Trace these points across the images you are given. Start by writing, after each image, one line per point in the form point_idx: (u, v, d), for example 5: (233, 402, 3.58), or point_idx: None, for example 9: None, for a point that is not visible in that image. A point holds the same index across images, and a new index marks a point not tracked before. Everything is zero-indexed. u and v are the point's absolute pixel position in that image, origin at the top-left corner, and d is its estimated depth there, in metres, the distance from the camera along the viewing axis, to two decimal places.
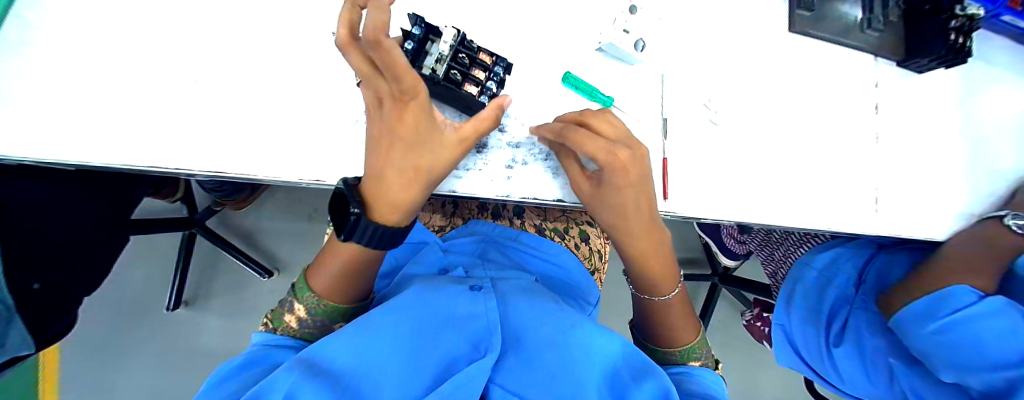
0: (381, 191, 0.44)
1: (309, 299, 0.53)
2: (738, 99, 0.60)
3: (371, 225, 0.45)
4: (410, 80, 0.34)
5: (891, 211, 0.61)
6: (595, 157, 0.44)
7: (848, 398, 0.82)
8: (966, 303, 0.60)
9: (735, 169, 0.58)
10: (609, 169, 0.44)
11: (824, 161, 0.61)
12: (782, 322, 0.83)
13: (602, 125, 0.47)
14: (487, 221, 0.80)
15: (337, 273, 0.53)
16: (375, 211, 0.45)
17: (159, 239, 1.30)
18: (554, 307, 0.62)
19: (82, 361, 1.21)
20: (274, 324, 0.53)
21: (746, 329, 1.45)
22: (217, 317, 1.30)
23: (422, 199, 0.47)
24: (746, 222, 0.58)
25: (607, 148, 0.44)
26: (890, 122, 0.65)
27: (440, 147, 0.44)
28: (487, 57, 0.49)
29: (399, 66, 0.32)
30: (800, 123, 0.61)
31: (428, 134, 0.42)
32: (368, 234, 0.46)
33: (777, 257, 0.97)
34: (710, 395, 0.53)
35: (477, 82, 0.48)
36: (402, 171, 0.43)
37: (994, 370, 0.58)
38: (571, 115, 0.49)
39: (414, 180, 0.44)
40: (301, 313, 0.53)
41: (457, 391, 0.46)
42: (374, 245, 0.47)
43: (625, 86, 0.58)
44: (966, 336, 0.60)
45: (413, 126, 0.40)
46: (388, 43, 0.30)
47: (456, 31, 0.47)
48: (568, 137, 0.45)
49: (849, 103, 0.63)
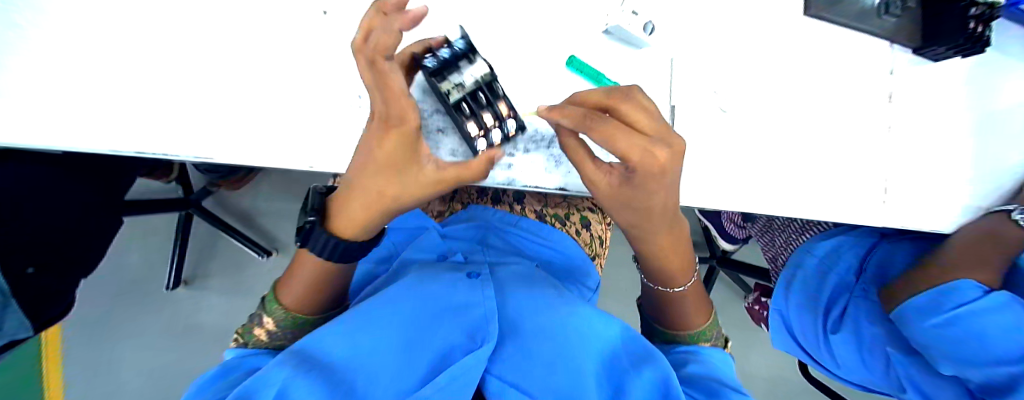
0: (347, 204, 0.48)
1: (278, 314, 0.54)
2: (751, 86, 0.58)
3: (322, 234, 0.50)
4: (398, 111, 0.33)
5: (900, 203, 0.60)
6: (627, 156, 0.37)
7: (841, 381, 0.84)
8: (972, 298, 0.60)
9: (744, 158, 0.57)
10: (640, 170, 0.38)
11: (835, 150, 0.59)
12: (780, 307, 0.83)
13: (635, 114, 0.39)
14: (487, 206, 0.79)
15: (306, 286, 0.54)
16: (338, 221, 0.50)
17: (152, 218, 1.28)
18: (553, 295, 0.60)
19: (84, 340, 1.22)
20: (245, 339, 0.54)
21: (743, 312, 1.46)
22: (217, 296, 1.31)
23: (377, 220, 0.49)
24: (753, 212, 0.57)
25: (645, 146, 0.37)
26: (903, 112, 0.62)
27: (413, 180, 0.42)
28: (506, 109, 0.47)
29: (391, 96, 0.32)
30: (812, 111, 0.59)
31: (401, 168, 0.41)
32: (319, 243, 0.50)
33: (778, 244, 0.96)
34: (719, 377, 0.54)
35: (483, 127, 0.46)
36: (370, 188, 0.44)
37: (996, 365, 0.59)
38: (596, 97, 0.42)
39: (381, 201, 0.45)
40: (269, 326, 0.53)
41: (453, 383, 0.47)
42: (327, 255, 0.51)
43: (633, 70, 0.56)
44: (972, 331, 0.60)
45: (387, 156, 0.39)
46: (384, 66, 0.29)
47: (489, 67, 0.45)
48: (595, 129, 0.38)
49: (863, 90, 0.61)
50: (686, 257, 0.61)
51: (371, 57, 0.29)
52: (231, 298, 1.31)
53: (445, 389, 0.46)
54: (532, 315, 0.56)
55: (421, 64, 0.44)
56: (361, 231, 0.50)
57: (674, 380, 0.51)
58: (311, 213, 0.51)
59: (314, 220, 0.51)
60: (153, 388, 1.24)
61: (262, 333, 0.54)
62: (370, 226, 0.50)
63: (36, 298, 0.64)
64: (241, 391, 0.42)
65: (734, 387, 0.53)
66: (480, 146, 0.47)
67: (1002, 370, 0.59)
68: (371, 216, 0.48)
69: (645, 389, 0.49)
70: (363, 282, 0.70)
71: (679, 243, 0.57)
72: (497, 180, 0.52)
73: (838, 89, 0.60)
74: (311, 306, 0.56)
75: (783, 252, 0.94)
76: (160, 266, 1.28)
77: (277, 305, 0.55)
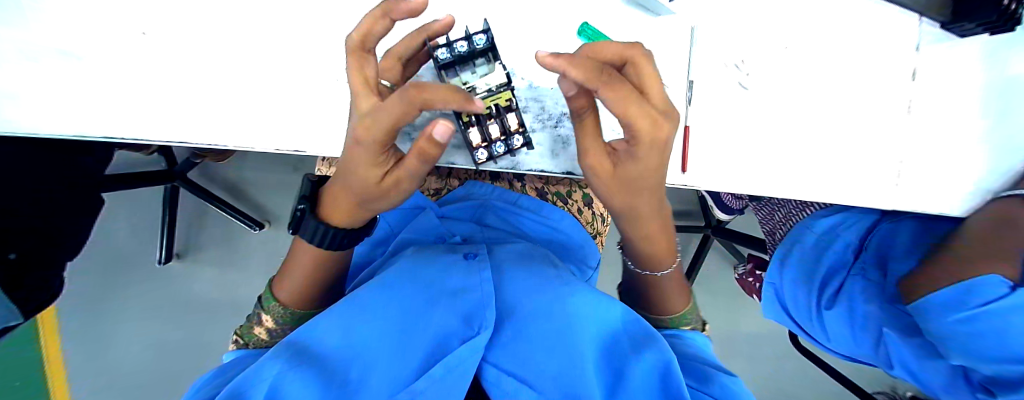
0: (330, 199, 0.47)
1: (275, 310, 0.53)
2: (771, 58, 0.55)
3: (312, 220, 0.48)
4: (391, 133, 0.37)
5: (914, 184, 0.58)
6: (634, 124, 0.36)
7: (831, 351, 0.86)
8: (997, 295, 0.53)
9: (760, 137, 0.55)
10: (643, 141, 0.37)
11: (853, 129, 0.57)
12: (774, 281, 0.84)
13: (650, 72, 0.37)
14: (486, 183, 0.75)
15: (297, 281, 0.53)
16: (327, 209, 0.48)
17: (139, 192, 1.24)
18: (552, 274, 0.59)
19: (82, 314, 1.21)
20: (245, 339, 0.53)
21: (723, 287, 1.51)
22: (211, 268, 1.29)
23: (355, 220, 0.48)
24: (768, 193, 0.56)
25: (653, 115, 0.36)
26: (927, 89, 0.58)
27: (375, 186, 0.42)
28: (514, 122, 0.43)
29: (391, 119, 0.36)
30: (833, 87, 0.57)
31: (363, 181, 0.42)
32: (310, 230, 0.48)
33: (777, 218, 0.95)
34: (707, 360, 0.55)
35: (486, 139, 0.44)
36: (344, 194, 0.45)
37: (1014, 363, 0.54)
38: (613, 51, 0.37)
39: (356, 206, 0.46)
40: (269, 324, 0.53)
41: (447, 376, 0.46)
42: (320, 243, 0.49)
43: (649, 41, 0.53)
44: (995, 329, 0.54)
45: (356, 160, 0.40)
46: (413, 111, 0.35)
47: (507, 80, 0.41)
48: (610, 84, 0.35)
49: (891, 63, 0.57)
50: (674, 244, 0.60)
51: (411, 97, 0.34)
52: (226, 270, 1.29)
53: (441, 381, 0.45)
54: (530, 297, 0.56)
55: (434, 55, 0.40)
56: (346, 222, 0.48)
57: (675, 362, 0.49)
58: (300, 200, 0.49)
59: (304, 208, 0.48)
60: (154, 359, 1.25)
61: (262, 332, 0.53)
62: (359, 215, 0.48)
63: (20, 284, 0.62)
64: (236, 385, 0.41)
65: (722, 368, 0.54)
66: (479, 156, 0.44)
67: (1017, 368, 0.54)
68: (353, 211, 0.47)
69: (644, 371, 0.49)
70: (360, 263, 0.69)
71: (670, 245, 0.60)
72: (500, 164, 0.50)
73: (864, 63, 0.57)
74: (308, 300, 0.55)
75: (781, 226, 0.93)
76: (151, 240, 1.25)
77: (276, 302, 0.54)
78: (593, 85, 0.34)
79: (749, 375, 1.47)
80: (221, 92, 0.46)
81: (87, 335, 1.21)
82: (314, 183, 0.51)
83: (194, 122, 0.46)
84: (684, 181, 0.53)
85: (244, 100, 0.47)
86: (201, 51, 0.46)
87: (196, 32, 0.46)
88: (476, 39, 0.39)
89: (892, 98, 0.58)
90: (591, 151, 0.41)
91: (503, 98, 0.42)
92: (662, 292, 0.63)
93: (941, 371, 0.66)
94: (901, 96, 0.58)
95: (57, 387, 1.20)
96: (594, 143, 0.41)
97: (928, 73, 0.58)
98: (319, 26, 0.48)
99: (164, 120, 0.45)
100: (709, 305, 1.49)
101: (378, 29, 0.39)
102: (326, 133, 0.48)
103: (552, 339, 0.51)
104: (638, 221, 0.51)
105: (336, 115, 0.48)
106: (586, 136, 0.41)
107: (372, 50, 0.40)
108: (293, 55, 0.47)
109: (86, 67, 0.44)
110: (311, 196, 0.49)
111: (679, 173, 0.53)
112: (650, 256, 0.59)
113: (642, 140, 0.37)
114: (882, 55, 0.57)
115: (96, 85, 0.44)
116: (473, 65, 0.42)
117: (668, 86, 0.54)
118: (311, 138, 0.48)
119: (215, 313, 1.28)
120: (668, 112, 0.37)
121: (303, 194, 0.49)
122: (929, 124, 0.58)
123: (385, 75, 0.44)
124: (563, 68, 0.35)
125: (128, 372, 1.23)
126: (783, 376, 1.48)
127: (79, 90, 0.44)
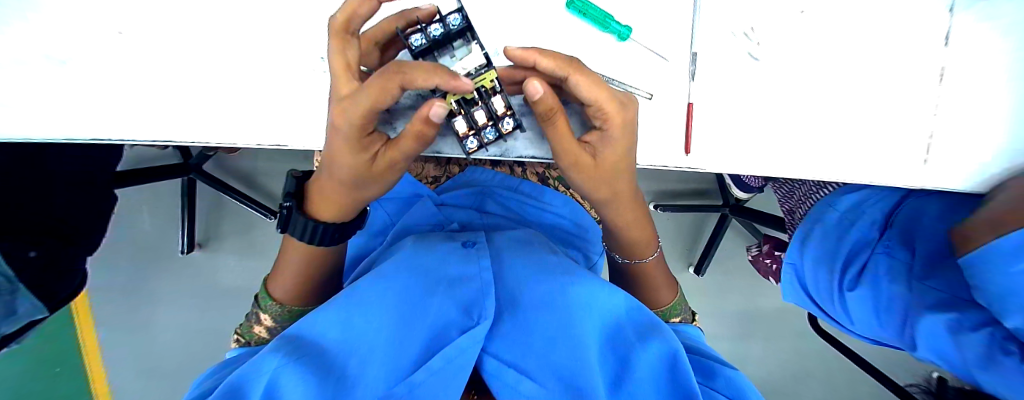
0: (320, 192, 0.46)
1: (273, 309, 0.54)
2: (783, 23, 0.51)
3: (302, 218, 0.46)
4: (371, 116, 0.36)
5: (946, 157, 0.53)
6: (604, 109, 0.40)
7: (853, 334, 0.81)
8: None
9: (770, 113, 0.51)
10: (621, 121, 0.41)
11: (876, 99, 0.52)
12: (794, 261, 0.79)
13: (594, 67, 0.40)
14: (486, 168, 0.73)
15: (295, 278, 0.54)
16: (318, 204, 0.47)
17: (159, 185, 1.29)
18: (554, 260, 0.59)
19: (113, 303, 1.27)
20: (246, 337, 0.55)
21: (742, 268, 1.46)
22: (230, 257, 1.33)
23: (348, 212, 0.47)
24: (780, 173, 0.52)
25: (620, 99, 0.40)
26: (969, 49, 0.52)
27: (365, 172, 0.41)
28: (501, 106, 0.40)
29: (369, 101, 0.34)
30: (853, 52, 0.52)
31: (350, 169, 0.40)
32: (299, 228, 0.47)
33: (797, 196, 0.90)
34: (709, 353, 0.56)
35: (474, 125, 0.41)
36: (332, 185, 0.44)
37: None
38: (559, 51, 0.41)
39: (351, 197, 0.45)
40: (267, 322, 0.54)
41: (448, 366, 0.44)
42: (313, 239, 0.47)
43: (647, 12, 0.50)
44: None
45: (339, 150, 0.39)
46: (389, 89, 0.34)
47: (487, 60, 0.38)
48: (574, 76, 0.38)
49: (921, 23, 0.52)
50: (655, 234, 0.63)
51: (389, 76, 0.33)
52: (245, 258, 1.33)
53: (440, 374, 0.44)
54: (532, 284, 0.54)
55: (409, 42, 0.38)
56: (336, 214, 0.47)
57: (682, 353, 0.48)
58: (287, 198, 0.47)
59: (288, 207, 0.47)
60: (185, 345, 1.30)
61: (261, 331, 0.55)
62: (351, 206, 0.46)
63: (46, 279, 0.63)
64: (236, 380, 0.41)
65: (726, 362, 0.52)
66: (469, 144, 0.41)
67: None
68: (345, 203, 0.46)
69: (647, 361, 0.48)
70: (360, 254, 0.68)
71: (648, 234, 0.61)
72: (490, 151, 0.48)
73: (892, 25, 0.52)
74: (304, 294, 0.56)
75: (800, 205, 0.89)
76: (172, 232, 1.30)
77: (272, 301, 0.55)
78: (564, 71, 0.38)
79: (766, 357, 1.44)
80: (204, 90, 0.46)
81: (119, 326, 1.27)
82: (298, 179, 0.49)
83: (178, 121, 0.46)
84: (689, 164, 0.51)
85: (228, 95, 0.46)
86: (185, 47, 0.45)
87: (173, 28, 0.45)
88: (451, 19, 0.37)
89: (925, 63, 0.52)
90: (570, 150, 0.41)
91: (487, 79, 0.38)
92: (649, 286, 0.66)
93: (975, 348, 0.57)
94: (935, 60, 0.52)
95: (96, 375, 1.26)
96: (571, 141, 0.40)
97: (968, 30, 0.52)
98: (301, 15, 0.47)
99: (153, 119, 0.45)
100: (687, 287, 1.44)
101: (364, 11, 0.37)
102: (309, 126, 0.48)
103: (553, 330, 0.49)
104: (616, 208, 0.53)
105: (319, 108, 0.47)
106: (561, 137, 0.40)
107: (357, 33, 0.38)
108: (274, 46, 0.47)
109: (73, 68, 0.44)
110: (298, 193, 0.48)
111: (684, 155, 0.50)
112: (630, 243, 0.61)
113: (614, 121, 0.41)
114: (912, 13, 0.52)
115: (80, 87, 0.44)
116: (451, 48, 0.40)
117: (668, 60, 0.50)
118: (295, 132, 0.48)
119: (238, 300, 1.32)
120: (627, 97, 0.42)
121: (289, 191, 0.48)
122: (970, 89, 0.52)
123: (365, 61, 0.44)
124: (534, 60, 0.38)
125: (161, 357, 1.29)
126: (803, 359, 1.44)
127: (67, 91, 0.44)
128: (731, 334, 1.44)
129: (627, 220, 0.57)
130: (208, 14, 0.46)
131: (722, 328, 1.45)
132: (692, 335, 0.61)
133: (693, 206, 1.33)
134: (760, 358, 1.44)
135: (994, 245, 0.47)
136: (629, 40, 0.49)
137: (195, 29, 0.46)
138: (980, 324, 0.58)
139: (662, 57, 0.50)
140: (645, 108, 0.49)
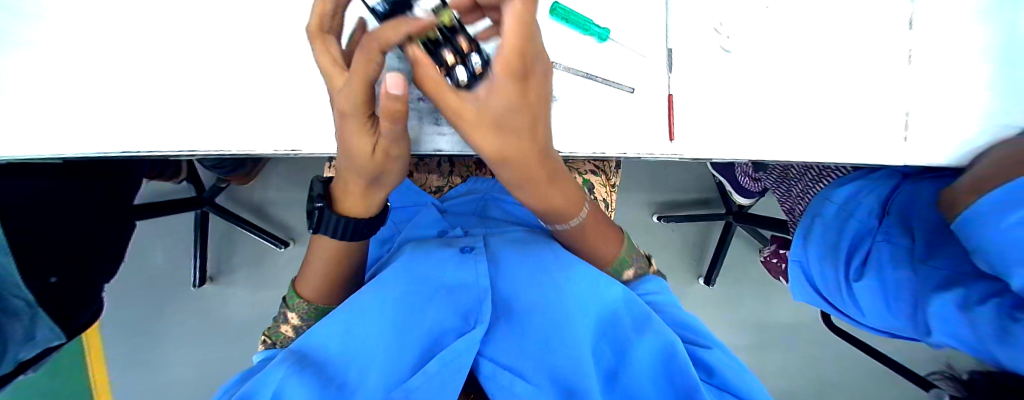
0: (342, 190, 0.48)
1: (301, 307, 0.56)
2: (752, 18, 0.54)
3: (334, 215, 0.49)
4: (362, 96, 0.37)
5: (925, 136, 0.55)
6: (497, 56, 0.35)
7: (867, 328, 0.80)
8: None
9: (747, 101, 0.53)
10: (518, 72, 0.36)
11: (850, 82, 0.54)
12: (799, 258, 0.81)
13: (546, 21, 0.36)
14: (487, 178, 0.75)
15: (325, 276, 0.56)
16: (341, 203, 0.49)
17: (174, 219, 1.33)
18: (549, 255, 0.58)
19: (125, 333, 1.28)
20: (274, 337, 0.57)
21: (753, 276, 1.44)
22: (243, 286, 1.35)
23: (369, 206, 0.49)
24: (765, 157, 0.54)
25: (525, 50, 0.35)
26: (932, 32, 0.55)
27: (373, 157, 0.42)
28: (465, 42, 0.39)
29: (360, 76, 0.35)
30: (822, 41, 0.55)
31: (364, 157, 0.42)
32: (333, 225, 0.50)
33: (795, 194, 0.92)
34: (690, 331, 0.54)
35: (444, 67, 0.39)
36: (352, 179, 0.46)
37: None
38: None
39: (370, 187, 0.47)
40: (294, 320, 0.56)
41: (444, 369, 0.45)
42: (342, 235, 0.51)
43: (622, 15, 0.53)
44: None
45: (353, 140, 0.41)
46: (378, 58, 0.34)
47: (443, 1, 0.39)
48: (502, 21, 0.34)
49: (883, 11, 0.55)
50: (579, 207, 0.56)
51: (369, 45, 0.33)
52: (257, 288, 1.35)
53: (438, 376, 0.45)
54: (528, 287, 0.54)
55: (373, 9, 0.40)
56: (363, 208, 0.50)
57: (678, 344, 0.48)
58: (319, 198, 0.50)
59: (322, 205, 0.50)
60: (192, 376, 1.30)
61: (289, 330, 0.57)
62: (371, 199, 0.49)
63: (65, 300, 0.66)
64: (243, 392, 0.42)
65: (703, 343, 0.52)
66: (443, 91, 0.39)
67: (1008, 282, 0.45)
68: (365, 194, 0.48)
69: (645, 354, 0.48)
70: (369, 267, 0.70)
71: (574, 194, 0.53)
72: None
73: (857, 14, 0.55)
74: (332, 295, 0.58)
75: (800, 202, 0.90)
76: (186, 265, 1.33)
77: (299, 300, 0.57)
78: None
79: (786, 367, 1.40)
80: (216, 106, 0.50)
81: (130, 359, 1.28)
82: (323, 182, 0.52)
83: (194, 136, 0.50)
84: (674, 151, 0.53)
85: (238, 109, 0.50)
86: (199, 68, 0.50)
87: (187, 52, 0.50)
88: None
89: (891, 47, 0.55)
90: (435, 86, 0.38)
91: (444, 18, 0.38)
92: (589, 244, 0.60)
93: (987, 322, 0.55)
94: (902, 43, 0.55)
95: None
96: (436, 78, 0.37)
97: (930, 15, 0.55)
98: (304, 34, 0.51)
99: (172, 134, 0.49)
100: (699, 298, 1.43)
101: (330, 10, 0.40)
102: (313, 133, 0.51)
103: (549, 333, 0.49)
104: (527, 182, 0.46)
105: (322, 116, 0.51)
106: (429, 70, 0.37)
107: (331, 31, 0.41)
108: (279, 63, 0.51)
109: (99, 93, 0.48)
110: (326, 193, 0.50)
111: (668, 141, 0.52)
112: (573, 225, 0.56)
113: (496, 69, 0.36)
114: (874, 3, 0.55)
115: (105, 110, 0.48)
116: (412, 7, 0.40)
117: (646, 57, 0.53)
118: (301, 139, 0.51)
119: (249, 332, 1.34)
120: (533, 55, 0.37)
121: (318, 193, 0.50)
122: (934, 71, 0.55)
123: None
124: None
125: (173, 391, 1.28)
126: (825, 366, 1.40)
127: (94, 116, 0.48)
128: (747, 344, 1.41)
129: (555, 201, 0.51)
130: (219, 39, 0.50)
131: (738, 339, 1.42)
132: (657, 298, 0.59)
133: (697, 215, 1.34)
134: (780, 369, 1.40)
135: (982, 212, 0.48)
136: (609, 41, 0.53)
137: (208, 52, 0.50)
138: (986, 296, 0.57)
139: (640, 55, 0.53)
140: (628, 101, 0.52)
